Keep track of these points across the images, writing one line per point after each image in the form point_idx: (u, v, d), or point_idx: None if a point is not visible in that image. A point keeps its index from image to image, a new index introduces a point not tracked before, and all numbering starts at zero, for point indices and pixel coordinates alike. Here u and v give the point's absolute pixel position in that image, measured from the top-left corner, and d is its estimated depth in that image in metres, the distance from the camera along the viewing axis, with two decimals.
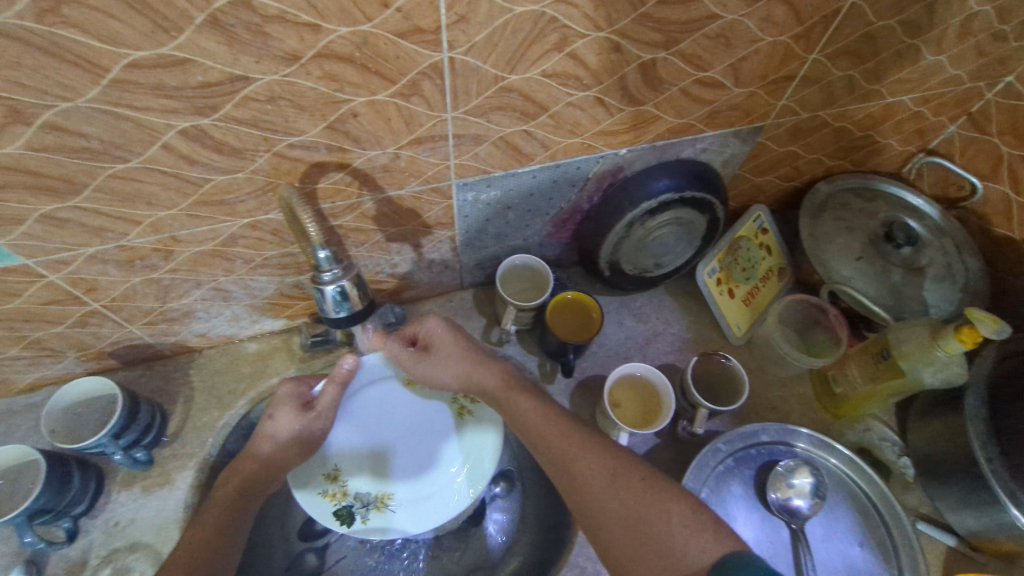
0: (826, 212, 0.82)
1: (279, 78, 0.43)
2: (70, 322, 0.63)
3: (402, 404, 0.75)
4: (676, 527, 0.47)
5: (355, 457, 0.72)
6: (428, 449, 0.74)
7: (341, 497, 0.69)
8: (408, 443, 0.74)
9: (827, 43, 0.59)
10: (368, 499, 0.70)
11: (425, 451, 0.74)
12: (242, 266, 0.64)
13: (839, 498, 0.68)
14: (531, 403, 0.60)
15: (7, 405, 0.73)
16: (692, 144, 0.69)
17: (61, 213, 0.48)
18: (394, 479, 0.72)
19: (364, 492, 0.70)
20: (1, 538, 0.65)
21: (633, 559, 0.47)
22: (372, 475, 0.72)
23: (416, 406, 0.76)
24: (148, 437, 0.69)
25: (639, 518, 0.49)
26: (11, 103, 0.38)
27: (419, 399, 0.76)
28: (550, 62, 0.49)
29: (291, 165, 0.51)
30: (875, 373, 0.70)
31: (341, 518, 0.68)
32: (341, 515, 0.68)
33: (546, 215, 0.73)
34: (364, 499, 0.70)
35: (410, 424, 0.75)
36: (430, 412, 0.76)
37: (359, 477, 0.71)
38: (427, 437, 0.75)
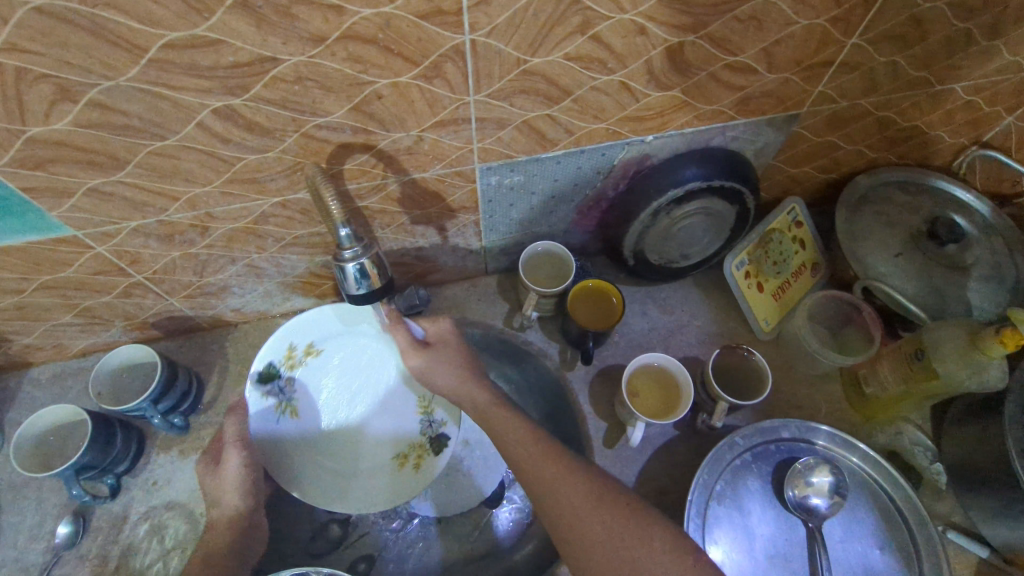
0: (865, 206, 0.78)
1: (305, 59, 0.44)
2: (117, 293, 0.67)
3: (321, 407, 0.73)
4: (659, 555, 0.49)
5: (379, 446, 0.74)
6: (376, 365, 0.76)
7: (419, 450, 0.73)
8: (365, 388, 0.75)
9: (868, 27, 0.56)
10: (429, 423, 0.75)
11: (369, 366, 0.75)
12: (274, 244, 0.66)
13: (861, 500, 0.65)
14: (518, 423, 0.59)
15: (61, 367, 0.78)
16: (722, 132, 0.67)
17: (107, 187, 0.52)
18: (402, 407, 0.75)
19: (417, 433, 0.74)
20: (52, 489, 0.70)
21: None
22: (399, 430, 0.74)
23: (323, 389, 0.73)
24: (185, 403, 0.73)
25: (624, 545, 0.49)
26: (60, 82, 0.41)
27: (300, 408, 0.72)
28: (573, 45, 0.49)
29: (318, 146, 0.53)
30: (909, 375, 0.67)
31: (440, 450, 0.73)
32: (439, 448, 0.73)
33: (570, 202, 0.72)
34: (424, 428, 0.74)
35: (345, 391, 0.74)
36: (322, 373, 0.74)
37: (403, 433, 0.74)
38: (345, 377, 0.74)
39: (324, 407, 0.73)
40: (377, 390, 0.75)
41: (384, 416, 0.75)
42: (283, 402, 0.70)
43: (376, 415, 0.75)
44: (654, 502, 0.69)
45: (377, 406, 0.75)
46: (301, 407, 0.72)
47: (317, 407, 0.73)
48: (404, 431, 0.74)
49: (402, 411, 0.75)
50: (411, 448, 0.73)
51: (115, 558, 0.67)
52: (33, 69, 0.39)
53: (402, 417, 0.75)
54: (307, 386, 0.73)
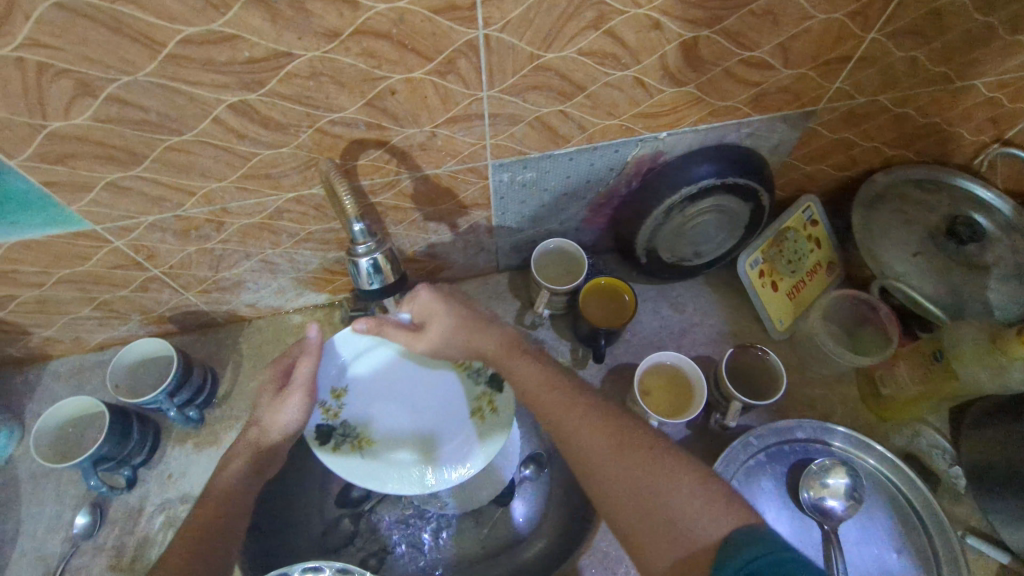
0: (883, 205, 0.77)
1: (320, 54, 0.44)
2: (134, 287, 0.68)
3: (386, 427, 0.73)
4: (684, 499, 0.47)
5: (454, 424, 0.74)
6: (397, 368, 0.75)
7: (487, 398, 0.74)
8: (407, 393, 0.75)
9: (887, 21, 0.55)
10: (476, 372, 0.75)
11: (397, 373, 0.75)
12: (288, 240, 0.67)
13: (878, 503, 0.64)
14: (531, 368, 0.59)
15: (80, 361, 0.79)
16: (737, 129, 0.66)
17: (126, 182, 0.52)
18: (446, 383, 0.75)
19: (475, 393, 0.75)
20: (71, 481, 0.72)
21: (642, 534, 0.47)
22: (459, 400, 0.75)
23: (374, 411, 0.73)
24: (200, 397, 0.74)
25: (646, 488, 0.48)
26: (80, 77, 0.42)
27: (373, 439, 0.72)
28: (587, 41, 0.49)
29: (332, 141, 0.53)
30: (926, 375, 0.66)
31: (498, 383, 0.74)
32: (498, 384, 0.74)
33: (582, 199, 0.72)
34: (477, 382, 0.75)
35: (393, 402, 0.74)
36: (358, 401, 0.73)
37: (462, 395, 0.75)
38: (387, 396, 0.75)
39: (388, 426, 0.73)
40: (419, 382, 0.76)
41: (444, 395, 0.75)
42: (352, 441, 0.70)
43: (437, 397, 0.75)
44: None
45: (429, 394, 0.75)
46: (373, 439, 0.72)
47: (384, 429, 0.73)
48: (464, 390, 0.75)
49: (449, 383, 0.75)
50: (477, 398, 0.74)
51: (131, 550, 0.68)
52: (53, 64, 0.40)
53: (451, 387, 0.75)
54: (360, 421, 0.72)
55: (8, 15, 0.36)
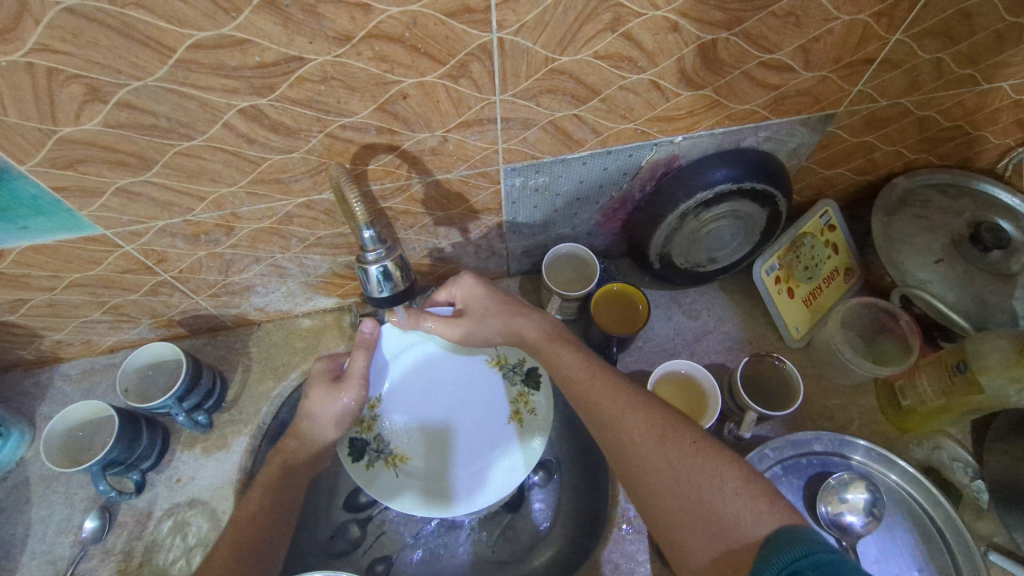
0: (904, 210, 0.75)
1: (331, 58, 0.43)
2: (144, 291, 0.68)
3: (421, 439, 0.74)
4: (727, 495, 0.46)
5: (492, 427, 0.74)
6: (434, 372, 0.76)
7: (525, 396, 0.74)
8: (444, 394, 0.76)
9: (912, 22, 0.54)
10: (512, 369, 0.76)
11: (433, 375, 0.76)
12: (298, 244, 0.66)
13: (897, 519, 0.63)
14: (568, 355, 0.59)
15: (91, 363, 0.79)
16: (754, 132, 0.65)
17: (135, 187, 0.52)
18: (484, 382, 0.76)
19: (514, 392, 0.75)
20: (80, 484, 0.72)
21: (680, 527, 0.46)
22: (497, 398, 0.75)
23: (409, 416, 0.74)
24: (209, 401, 0.74)
25: (687, 482, 0.47)
26: (90, 82, 0.41)
27: (407, 448, 0.72)
28: (603, 43, 0.48)
29: (343, 146, 0.53)
30: (949, 387, 0.64)
31: (537, 379, 0.75)
32: (537, 380, 0.75)
33: (595, 204, 0.71)
34: (515, 380, 0.75)
35: (427, 412, 0.75)
36: (395, 410, 0.74)
37: (498, 398, 0.75)
38: (421, 399, 0.75)
39: (422, 438, 0.74)
40: (454, 388, 0.76)
41: (480, 400, 0.75)
42: (387, 457, 0.71)
43: (472, 403, 0.75)
44: None
45: (463, 401, 0.75)
46: (408, 447, 0.73)
47: (417, 443, 0.73)
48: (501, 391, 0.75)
49: (486, 382, 0.76)
50: (513, 399, 0.75)
51: (139, 554, 0.67)
52: (63, 70, 0.40)
53: (488, 385, 0.76)
54: (395, 433, 0.73)
55: (18, 20, 0.36)
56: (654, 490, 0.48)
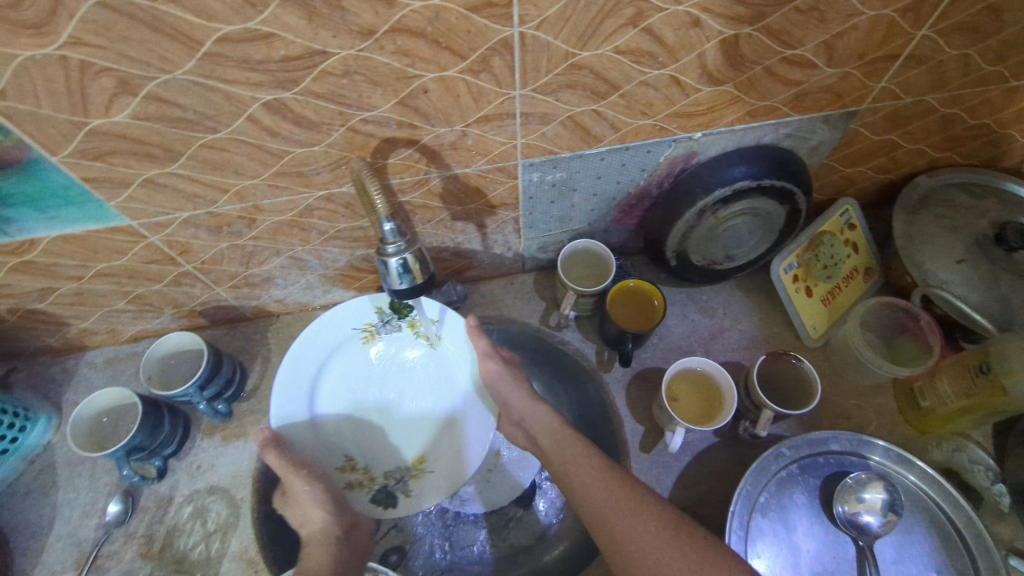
0: (925, 209, 0.74)
1: (354, 52, 0.44)
2: (167, 281, 0.69)
3: (418, 441, 0.73)
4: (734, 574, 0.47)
5: (429, 369, 0.76)
6: (347, 382, 0.75)
7: (414, 325, 0.76)
8: (378, 393, 0.75)
9: (940, 17, 0.53)
10: (387, 321, 0.75)
11: (352, 386, 0.75)
12: (317, 237, 0.67)
13: (916, 521, 0.62)
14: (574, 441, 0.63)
15: (115, 351, 0.81)
16: (774, 129, 0.64)
17: (161, 179, 0.53)
18: (382, 350, 0.76)
19: (405, 334, 0.76)
20: (105, 469, 0.74)
21: None
22: (402, 347, 0.77)
23: (380, 433, 0.74)
24: (229, 390, 0.75)
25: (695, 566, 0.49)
26: (121, 75, 0.42)
27: (412, 449, 0.73)
28: (623, 38, 0.48)
29: (364, 140, 0.53)
30: (970, 390, 0.63)
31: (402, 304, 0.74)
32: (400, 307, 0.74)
33: (612, 200, 0.71)
34: (394, 326, 0.76)
35: (398, 417, 0.74)
36: (376, 444, 0.73)
37: (414, 347, 0.76)
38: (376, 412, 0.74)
39: (417, 433, 0.74)
40: (389, 374, 0.76)
41: (412, 360, 0.76)
42: (413, 471, 0.72)
43: (416, 370, 0.76)
44: (691, 510, 0.67)
45: (405, 376, 0.76)
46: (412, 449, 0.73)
47: (409, 446, 0.73)
48: (413, 342, 0.76)
49: (381, 346, 0.76)
50: (421, 336, 0.76)
51: (160, 539, 0.69)
52: (94, 63, 0.41)
53: (384, 346, 0.76)
54: (395, 457, 0.73)
55: (53, 14, 0.37)
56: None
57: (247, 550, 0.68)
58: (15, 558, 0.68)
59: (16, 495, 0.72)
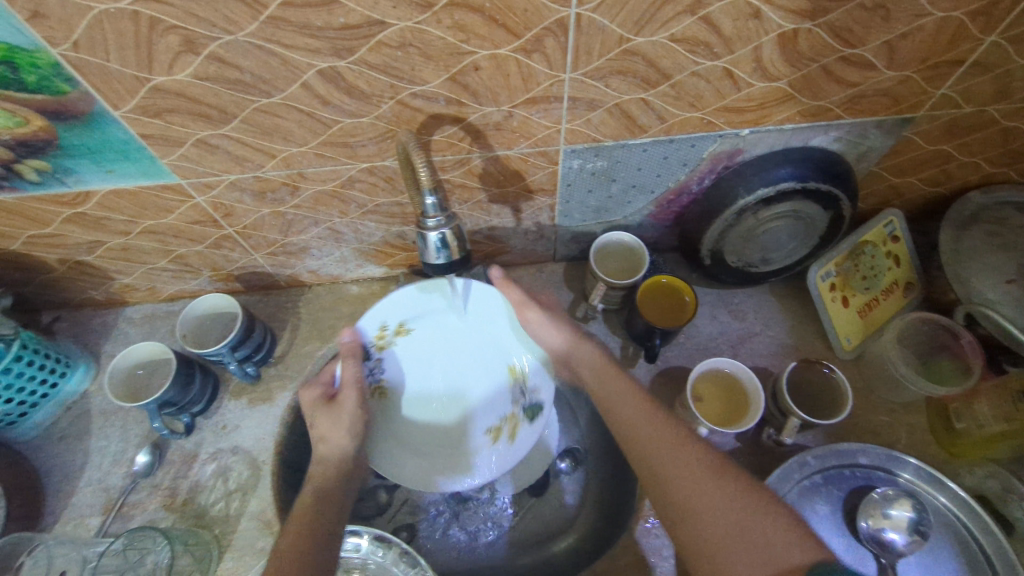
0: (975, 226, 0.72)
1: (412, 25, 0.44)
2: (209, 243, 0.71)
3: (497, 370, 0.74)
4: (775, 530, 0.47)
5: (435, 342, 0.75)
6: (424, 410, 0.74)
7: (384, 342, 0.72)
8: (449, 391, 0.75)
9: (1010, 24, 0.51)
10: (374, 373, 0.71)
11: (432, 407, 0.74)
12: (356, 210, 0.68)
13: (943, 544, 0.60)
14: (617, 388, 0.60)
15: (153, 309, 0.84)
16: (824, 132, 0.63)
17: (213, 140, 0.54)
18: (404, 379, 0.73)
19: (393, 355, 0.72)
20: (136, 421, 0.76)
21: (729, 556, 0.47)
22: (405, 361, 0.73)
23: (474, 403, 0.74)
24: (259, 354, 0.77)
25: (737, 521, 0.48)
26: (186, 34, 0.43)
27: (503, 372, 0.74)
28: (680, 26, 0.47)
29: (411, 115, 0.54)
30: (1011, 414, 0.61)
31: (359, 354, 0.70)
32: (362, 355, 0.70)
33: (651, 193, 0.70)
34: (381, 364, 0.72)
35: (471, 375, 0.75)
36: (482, 404, 0.74)
37: (404, 343, 0.73)
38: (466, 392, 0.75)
39: (488, 364, 0.75)
40: (431, 373, 0.75)
41: (420, 350, 0.74)
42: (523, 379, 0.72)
43: (430, 345, 0.75)
44: None
45: (430, 353, 0.75)
46: (501, 372, 0.74)
47: (495, 381, 0.74)
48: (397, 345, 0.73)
49: (399, 379, 0.73)
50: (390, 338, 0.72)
51: (183, 493, 0.71)
52: (163, 20, 0.42)
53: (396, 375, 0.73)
54: (500, 399, 0.73)
55: None
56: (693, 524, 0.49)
57: (264, 512, 0.70)
58: (47, 500, 0.71)
59: (52, 439, 0.75)
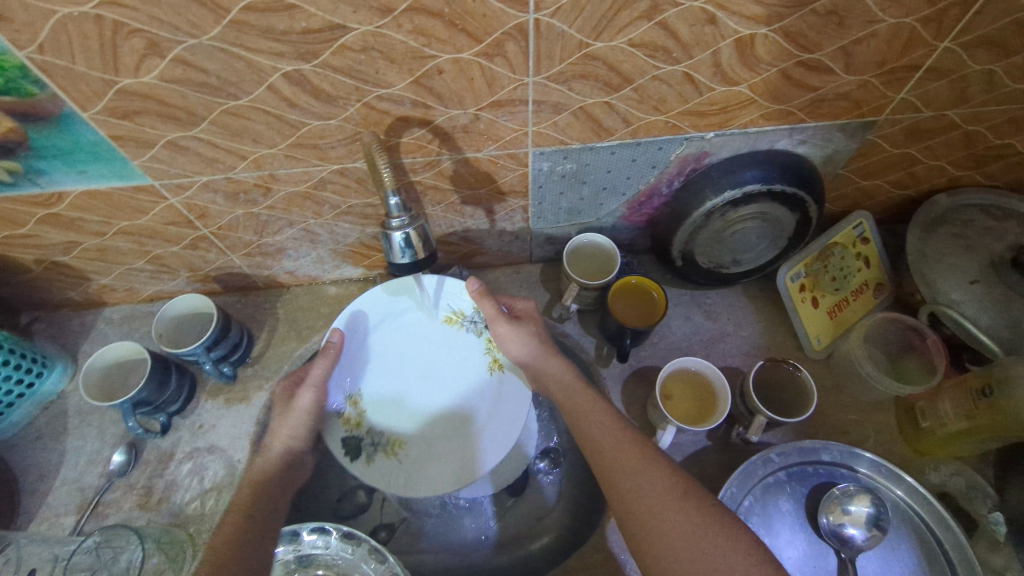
0: (941, 228, 0.73)
1: (373, 29, 0.45)
2: (185, 244, 0.72)
3: (442, 334, 0.77)
4: (724, 546, 0.48)
5: (390, 380, 0.75)
6: (443, 421, 0.74)
7: (355, 424, 0.71)
8: (442, 390, 0.75)
9: (962, 30, 0.52)
10: (378, 445, 0.71)
11: (446, 408, 0.75)
12: (329, 211, 0.69)
13: (901, 537, 0.61)
14: None
15: (132, 310, 0.85)
16: (789, 135, 0.64)
17: (183, 141, 0.55)
18: (404, 425, 0.74)
19: (378, 429, 0.72)
20: (113, 420, 0.77)
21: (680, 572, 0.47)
22: (390, 415, 0.74)
23: (461, 375, 0.76)
24: (236, 354, 0.77)
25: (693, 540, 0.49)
26: (150, 37, 0.44)
27: (448, 332, 0.77)
28: (638, 31, 0.48)
29: (378, 117, 0.55)
30: (971, 411, 0.62)
31: (350, 456, 0.70)
32: (351, 450, 0.70)
33: (622, 195, 0.71)
34: (376, 438, 0.72)
35: (444, 371, 0.76)
36: (465, 366, 0.76)
37: (376, 401, 0.74)
38: (455, 373, 0.76)
39: (436, 344, 0.77)
40: (420, 397, 0.75)
41: (393, 396, 0.75)
42: (464, 317, 0.76)
43: (397, 378, 0.75)
44: None
45: (398, 384, 0.75)
46: (447, 332, 0.77)
47: (453, 342, 0.77)
48: (371, 411, 0.73)
49: (404, 426, 0.74)
50: (360, 410, 0.73)
51: (158, 491, 0.72)
52: (126, 23, 0.43)
53: (397, 425, 0.73)
54: (470, 351, 0.76)
55: None
56: (649, 536, 0.50)
57: None
58: (22, 499, 0.71)
59: (29, 438, 0.75)
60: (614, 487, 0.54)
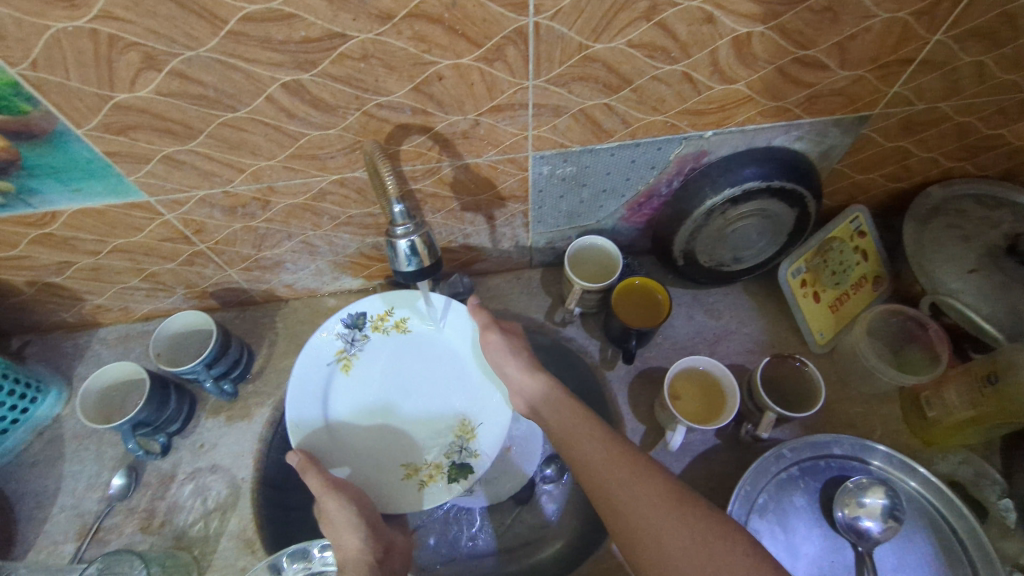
0: (937, 218, 0.74)
1: (372, 36, 0.45)
2: (181, 260, 0.71)
3: (356, 380, 0.75)
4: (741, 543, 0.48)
5: (411, 440, 0.74)
6: (453, 390, 0.76)
7: (438, 472, 0.71)
8: (419, 383, 0.76)
9: (953, 23, 0.53)
10: (461, 447, 0.73)
11: (437, 379, 0.76)
12: (328, 222, 0.68)
13: (916, 528, 0.61)
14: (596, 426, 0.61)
15: (127, 329, 0.83)
16: (785, 131, 0.64)
17: (180, 155, 0.54)
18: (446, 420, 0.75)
19: (447, 449, 0.73)
20: (111, 443, 0.75)
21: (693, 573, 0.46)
22: (438, 434, 0.74)
23: (398, 362, 0.77)
24: (236, 371, 0.76)
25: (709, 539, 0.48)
26: (146, 50, 0.43)
27: (359, 368, 0.76)
28: (637, 32, 0.48)
29: (378, 125, 0.54)
30: (977, 399, 0.63)
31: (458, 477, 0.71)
32: (456, 476, 0.71)
33: (622, 197, 0.71)
34: (453, 449, 0.73)
35: (412, 375, 0.76)
36: (391, 355, 0.77)
37: (426, 447, 0.73)
38: (402, 365, 0.77)
39: (363, 389, 0.75)
40: (425, 405, 0.75)
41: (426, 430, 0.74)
42: (349, 350, 0.75)
43: (410, 418, 0.75)
44: None
45: (419, 425, 0.75)
46: (360, 369, 0.76)
47: (368, 372, 0.76)
48: (427, 455, 0.73)
49: (447, 422, 0.74)
50: (426, 462, 0.72)
51: (160, 514, 0.70)
52: (122, 37, 0.42)
53: (444, 428, 0.74)
54: (378, 357, 0.76)
55: None
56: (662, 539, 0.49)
57: (245, 530, 0.69)
58: (19, 527, 0.69)
59: (24, 465, 0.73)
60: (627, 489, 0.53)
